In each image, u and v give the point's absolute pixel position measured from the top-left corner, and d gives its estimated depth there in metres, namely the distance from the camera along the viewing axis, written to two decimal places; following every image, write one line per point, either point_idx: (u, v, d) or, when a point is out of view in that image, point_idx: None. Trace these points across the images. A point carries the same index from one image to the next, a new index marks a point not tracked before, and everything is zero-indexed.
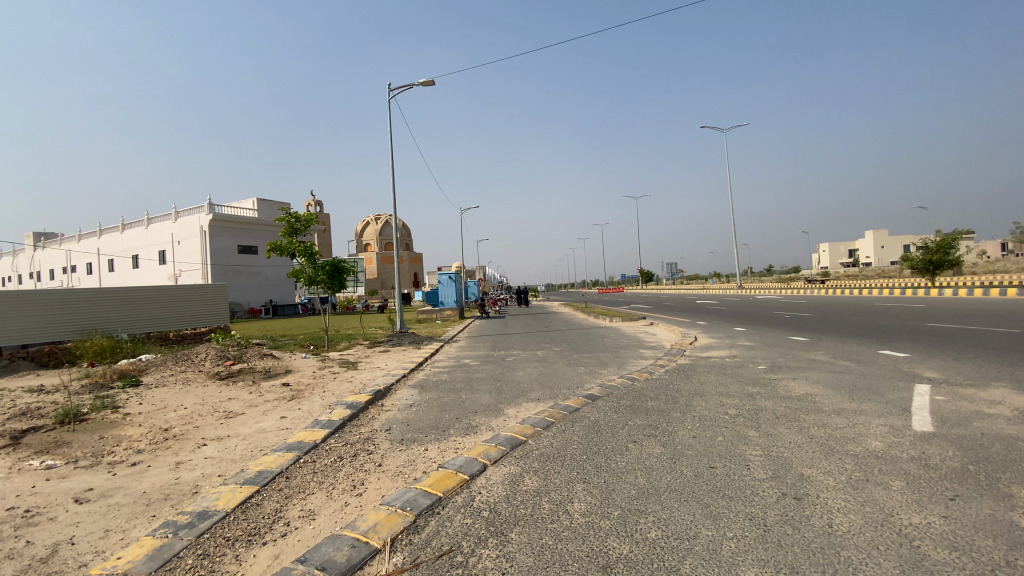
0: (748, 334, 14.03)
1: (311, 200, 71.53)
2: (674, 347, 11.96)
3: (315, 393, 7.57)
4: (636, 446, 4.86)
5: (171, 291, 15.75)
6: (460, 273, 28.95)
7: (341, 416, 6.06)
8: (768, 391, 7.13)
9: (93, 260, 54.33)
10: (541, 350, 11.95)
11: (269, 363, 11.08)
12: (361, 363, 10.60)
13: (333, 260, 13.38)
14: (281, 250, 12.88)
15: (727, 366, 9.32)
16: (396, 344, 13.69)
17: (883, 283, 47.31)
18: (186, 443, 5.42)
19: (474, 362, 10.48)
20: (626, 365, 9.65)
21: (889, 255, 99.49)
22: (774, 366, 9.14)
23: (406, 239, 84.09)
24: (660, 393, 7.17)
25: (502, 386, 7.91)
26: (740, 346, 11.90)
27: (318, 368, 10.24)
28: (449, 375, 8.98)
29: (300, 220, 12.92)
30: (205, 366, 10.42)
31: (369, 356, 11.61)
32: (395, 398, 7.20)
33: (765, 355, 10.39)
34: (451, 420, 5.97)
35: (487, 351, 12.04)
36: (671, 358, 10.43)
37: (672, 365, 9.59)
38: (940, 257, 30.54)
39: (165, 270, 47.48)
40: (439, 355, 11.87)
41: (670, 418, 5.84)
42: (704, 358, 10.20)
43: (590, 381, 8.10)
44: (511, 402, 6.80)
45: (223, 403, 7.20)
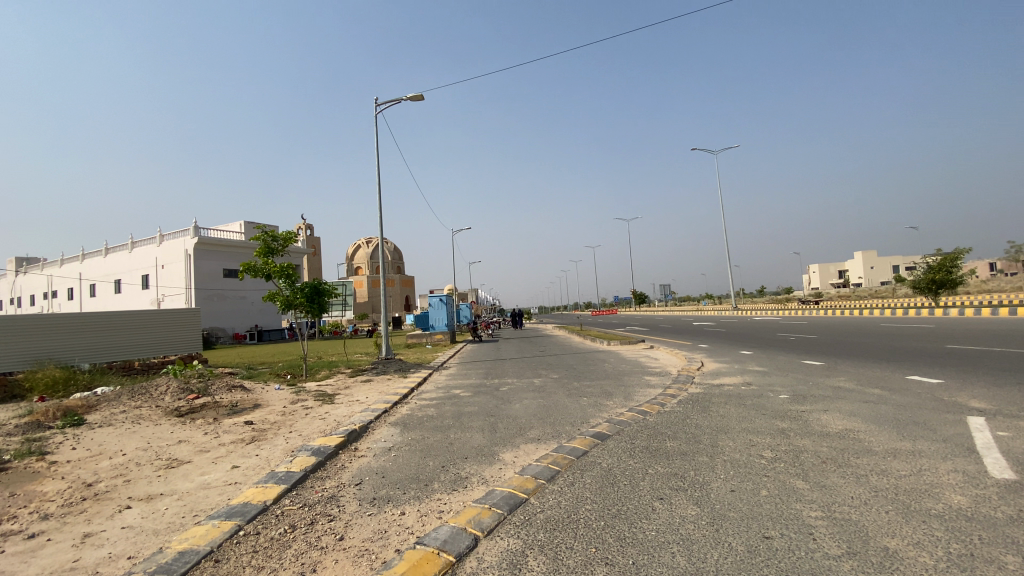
0: (758, 358, 13.14)
1: (301, 224, 70.80)
2: (682, 373, 11.09)
3: (280, 435, 6.53)
4: (664, 507, 3.90)
5: (139, 317, 14.62)
6: (451, 295, 28.01)
7: (302, 467, 5.04)
8: (802, 428, 6.19)
9: (75, 285, 52.78)
10: (539, 378, 10.95)
11: (238, 396, 9.97)
12: (339, 395, 9.58)
13: (313, 282, 12.47)
14: (255, 271, 11.90)
15: (746, 395, 8.44)
16: (381, 372, 12.61)
17: (880, 304, 47.03)
18: (106, 505, 4.33)
19: (465, 393, 9.46)
20: (634, 394, 8.72)
21: (880, 275, 100.09)
22: (799, 396, 8.23)
23: (398, 262, 83.08)
24: (677, 430, 6.24)
25: (496, 423, 6.93)
26: (753, 372, 10.99)
27: (290, 402, 9.15)
28: (437, 410, 7.99)
29: (278, 239, 12.03)
30: (164, 401, 9.28)
31: (349, 387, 10.54)
32: (371, 441, 6.18)
33: (783, 382, 9.48)
34: (435, 470, 4.97)
35: (479, 380, 11.04)
36: (681, 386, 9.52)
37: (685, 395, 8.63)
38: (943, 276, 30.09)
39: (148, 295, 46.09)
40: (427, 385, 10.84)
41: (698, 464, 4.90)
42: (718, 388, 9.25)
43: (596, 416, 7.12)
44: (507, 445, 5.80)
45: (170, 448, 6.11)
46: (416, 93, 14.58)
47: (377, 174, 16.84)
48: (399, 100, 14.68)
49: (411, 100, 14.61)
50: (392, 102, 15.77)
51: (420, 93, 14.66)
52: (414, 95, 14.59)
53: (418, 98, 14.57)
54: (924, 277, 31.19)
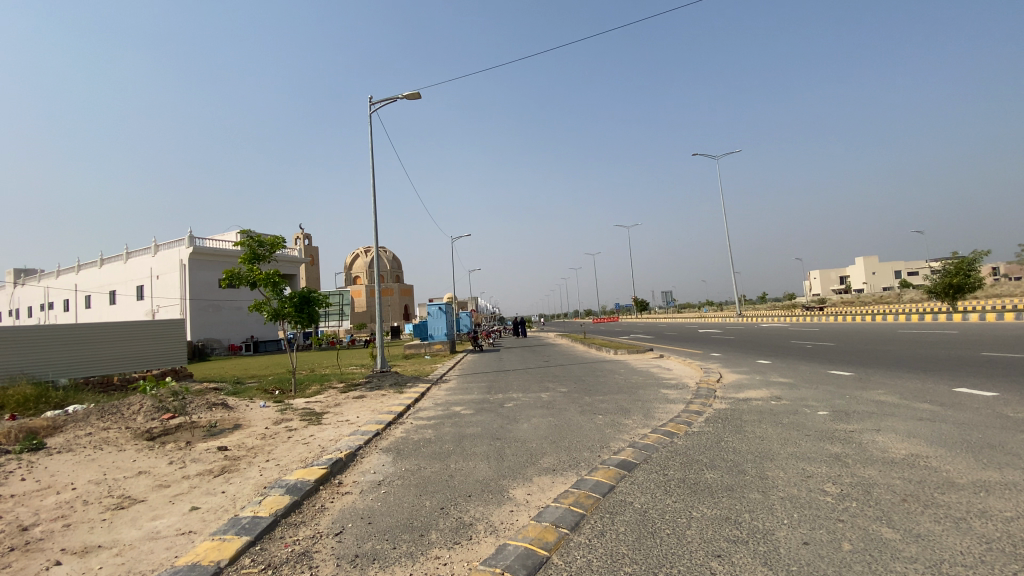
0: (780, 369, 12.28)
1: (300, 233, 70.16)
2: (702, 385, 10.23)
3: (254, 466, 5.68)
4: (725, 569, 3.06)
5: (119, 328, 13.73)
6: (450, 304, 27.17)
7: (273, 509, 4.17)
8: (859, 454, 5.32)
9: (70, 297, 51.93)
10: (546, 393, 10.06)
11: (218, 416, 9.10)
12: (328, 414, 8.72)
13: (302, 291, 11.67)
14: (239, 279, 11.05)
15: (779, 412, 7.58)
16: (375, 387, 11.73)
17: (888, 309, 46.23)
18: (33, 559, 3.44)
19: (467, 411, 8.59)
20: (654, 412, 7.86)
21: (883, 280, 99.45)
22: (840, 412, 7.35)
23: (396, 271, 82.28)
24: (712, 456, 5.40)
25: (502, 448, 6.07)
26: (779, 384, 10.12)
27: (273, 423, 8.28)
28: (435, 432, 7.13)
29: (264, 244, 11.22)
30: (134, 423, 8.43)
31: (340, 404, 9.68)
32: (359, 472, 5.32)
33: (816, 397, 8.60)
34: (432, 513, 4.12)
35: (481, 395, 10.17)
36: (704, 401, 8.66)
37: (710, 412, 7.77)
38: (960, 280, 29.33)
39: (143, 306, 45.26)
40: (425, 401, 9.97)
41: (752, 507, 4.06)
42: (745, 403, 8.39)
43: (616, 440, 6.26)
44: (517, 478, 4.95)
45: (125, 483, 5.23)
46: (413, 91, 13.83)
47: (372, 178, 16.06)
48: (395, 99, 13.93)
49: (408, 99, 13.86)
50: (387, 101, 15.01)
51: (417, 91, 13.92)
52: (411, 93, 13.85)
53: (415, 96, 13.81)
54: (940, 281, 30.41)
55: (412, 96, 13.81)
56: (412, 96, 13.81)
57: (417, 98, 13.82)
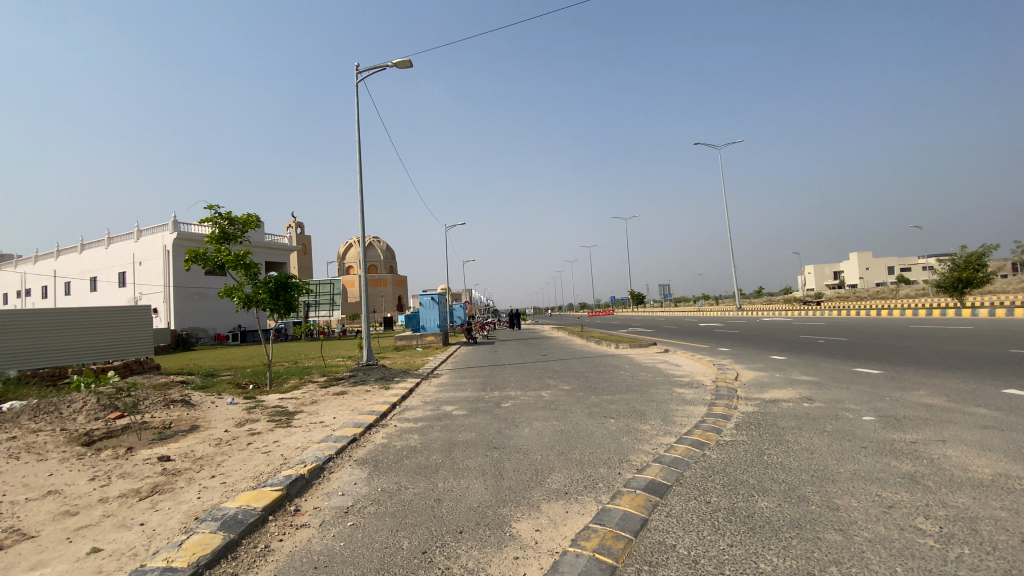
0: (799, 365, 11.32)
1: (292, 222, 68.75)
2: (719, 384, 9.24)
3: (195, 486, 4.62)
4: None
5: (74, 315, 12.38)
6: (443, 294, 26.11)
7: (199, 552, 3.14)
8: (940, 471, 4.34)
9: (51, 284, 50.26)
10: (547, 391, 9.01)
11: (175, 415, 8.03)
12: (300, 414, 7.67)
13: (280, 275, 10.58)
14: (205, 261, 9.86)
15: (819, 419, 6.57)
16: (358, 382, 10.65)
17: (889, 304, 45.61)
18: None
19: (459, 412, 7.53)
20: (673, 416, 6.87)
21: (878, 276, 99.25)
22: (889, 420, 6.37)
23: (390, 260, 81.00)
24: (760, 478, 4.37)
25: (501, 462, 5.04)
26: (804, 383, 9.14)
27: (234, 424, 7.20)
28: (422, 439, 6.09)
29: (235, 223, 10.02)
30: (75, 424, 7.35)
31: (316, 402, 8.62)
32: (323, 494, 4.29)
33: (854, 399, 7.61)
34: (411, 561, 3.08)
35: (475, 393, 9.12)
36: (727, 403, 7.67)
37: (739, 418, 6.75)
38: (970, 274, 28.55)
39: (125, 293, 43.81)
40: (412, 399, 8.92)
41: (835, 559, 2.98)
42: (774, 406, 7.41)
43: (637, 453, 5.26)
44: (520, 506, 3.92)
45: (23, 509, 4.20)
46: (404, 58, 12.67)
47: (360, 156, 14.87)
48: (385, 67, 12.76)
49: (399, 67, 12.70)
50: (376, 69, 13.72)
51: (409, 59, 12.77)
52: (402, 60, 12.68)
53: (407, 64, 12.66)
54: (950, 276, 29.66)
55: (403, 64, 12.65)
56: (403, 64, 12.65)
57: (408, 65, 12.66)
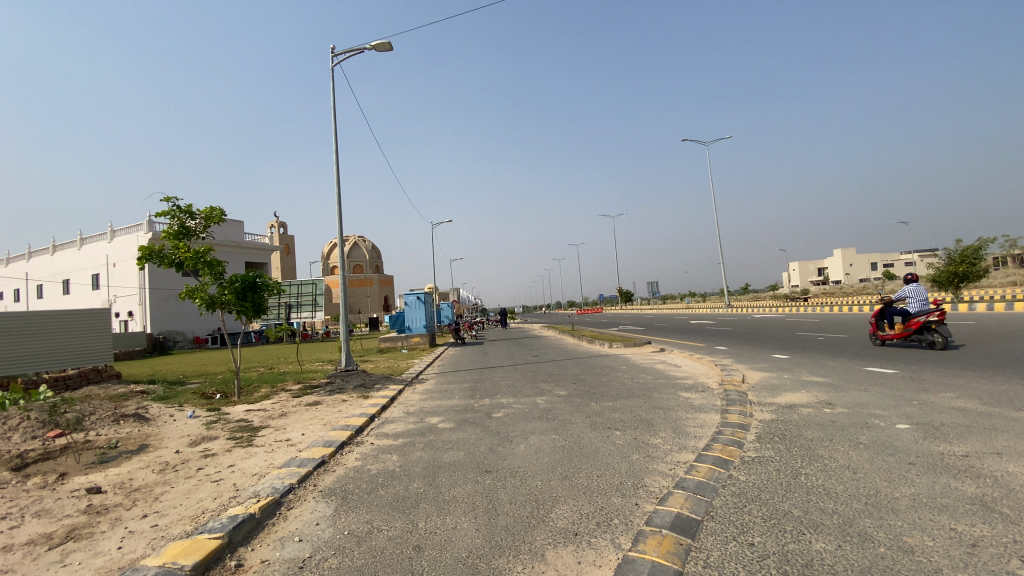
0: (807, 365, 10.75)
1: (276, 222, 67.35)
2: (727, 387, 8.56)
3: (119, 529, 3.74)
4: None
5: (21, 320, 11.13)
6: (429, 293, 25.22)
7: None
8: (1015, 495, 3.81)
9: (21, 287, 48.22)
10: (542, 398, 8.25)
11: (124, 432, 7.01)
12: (266, 430, 6.78)
13: (247, 275, 9.71)
14: (160, 259, 8.85)
15: (848, 428, 5.92)
16: (336, 391, 9.74)
17: (878, 299, 45.77)
18: None
19: (446, 425, 6.74)
20: (685, 426, 6.15)
21: (863, 271, 100.40)
22: (925, 429, 5.76)
23: (376, 260, 79.73)
24: (808, 510, 3.70)
25: (493, 490, 4.25)
26: (817, 386, 8.55)
27: (187, 444, 6.25)
28: (401, 460, 5.26)
29: (196, 217, 9.09)
30: (4, 445, 6.36)
31: (286, 415, 7.73)
32: (275, 542, 3.46)
33: (879, 404, 7.02)
34: None
35: (463, 401, 8.32)
36: (741, 409, 7.00)
37: (759, 428, 6.04)
38: (965, 268, 28.49)
39: (100, 296, 42.10)
40: (393, 409, 8.08)
41: None
42: (794, 414, 6.74)
43: (652, 474, 4.53)
44: (519, 555, 3.15)
45: None
46: (384, 41, 11.81)
47: (337, 145, 13.90)
48: (362, 50, 11.87)
49: (378, 50, 11.83)
50: (352, 52, 12.75)
51: (389, 42, 11.91)
52: (381, 43, 11.81)
53: (386, 47, 11.80)
54: (945, 271, 29.65)
55: (382, 47, 11.78)
56: (383, 47, 11.79)
57: (387, 49, 11.81)
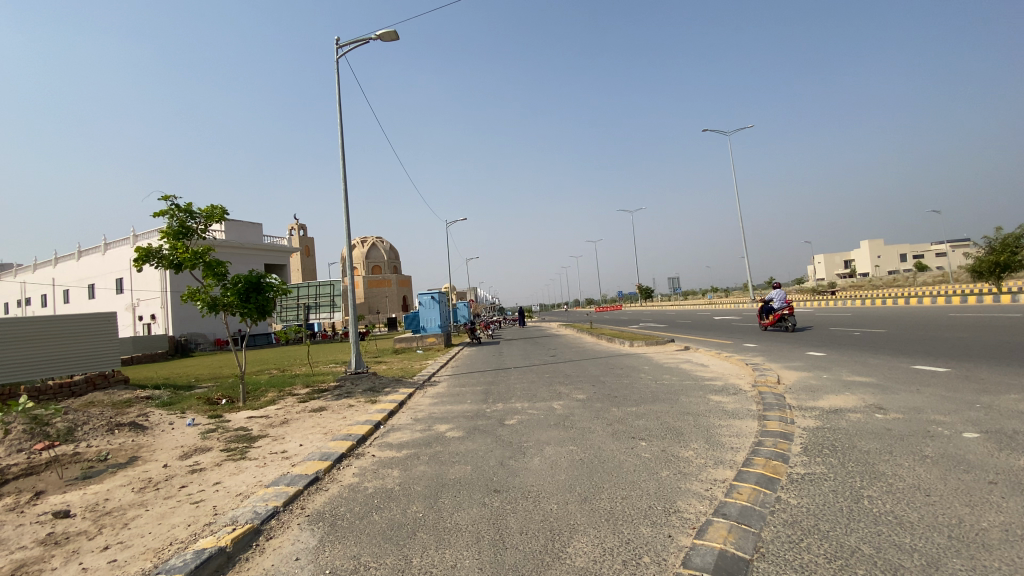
0: (846, 364, 9.94)
1: (294, 224, 67.91)
2: (761, 390, 7.86)
3: (72, 566, 3.28)
4: None
5: (23, 326, 10.82)
6: (444, 292, 24.80)
7: None
8: None
9: (49, 292, 49.38)
10: (560, 402, 7.68)
11: (117, 443, 6.65)
12: (262, 441, 6.32)
13: (250, 276, 9.31)
14: (158, 260, 8.51)
15: (907, 438, 5.20)
16: (343, 395, 9.30)
17: (912, 291, 43.80)
18: None
19: (454, 434, 6.20)
20: (719, 436, 5.52)
21: (893, 263, 97.07)
22: (1000, 438, 5.01)
23: (394, 260, 79.97)
24: (880, 547, 3.05)
25: (502, 516, 3.70)
26: (862, 387, 7.79)
27: (176, 457, 5.82)
28: (401, 477, 4.73)
29: (196, 216, 8.74)
30: None
31: (287, 423, 7.28)
32: None
33: (936, 408, 6.28)
34: None
35: (475, 407, 7.78)
36: (780, 415, 6.32)
37: (804, 438, 5.36)
38: (1008, 257, 26.87)
39: (124, 300, 42.85)
40: (401, 416, 7.58)
41: None
42: (841, 420, 6.04)
43: (686, 497, 3.92)
44: None
45: None
46: (389, 30, 11.34)
47: (342, 144, 13.19)
48: (367, 41, 11.42)
49: (384, 40, 11.35)
50: (357, 44, 12.30)
51: (394, 31, 11.44)
52: (386, 32, 11.34)
53: (392, 37, 11.34)
54: (987, 260, 28.07)
55: (387, 35, 11.31)
56: (388, 37, 11.31)
57: (392, 38, 11.32)
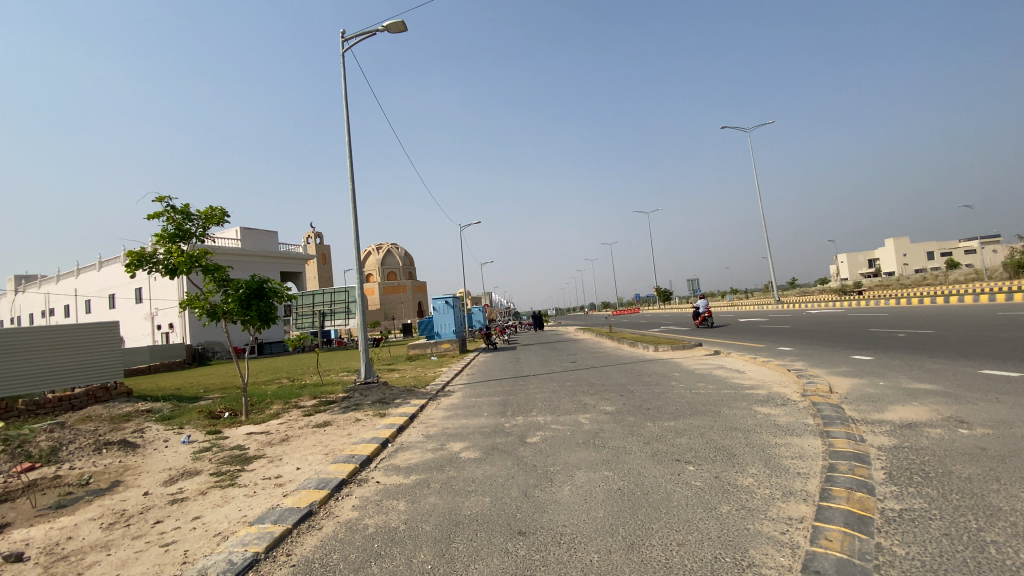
0: (902, 369, 8.99)
1: (311, 232, 68.21)
2: (813, 400, 7.00)
3: None
4: None
5: (23, 336, 10.42)
6: (458, 296, 24.20)
7: None
8: None
9: (71, 303, 50.01)
10: (587, 416, 6.90)
11: (102, 464, 6.06)
12: (257, 463, 5.66)
13: (253, 280, 8.73)
14: (154, 265, 8.00)
15: (1012, 462, 4.33)
16: (350, 408, 8.64)
17: (946, 290, 41.94)
18: None
19: (470, 454, 5.48)
20: (778, 458, 4.71)
21: (920, 260, 94.13)
22: None
23: (409, 266, 79.86)
24: None
25: (531, 569, 2.95)
26: (930, 396, 6.88)
27: (159, 483, 5.17)
28: (407, 512, 4.00)
29: (194, 218, 8.21)
30: None
31: (287, 441, 6.62)
32: None
33: None
34: None
35: (492, 421, 7.05)
36: (844, 431, 5.48)
37: (885, 462, 4.52)
38: None
39: (143, 309, 43.15)
40: (411, 432, 6.88)
41: None
42: (922, 438, 5.17)
43: (760, 543, 3.15)
44: None
45: None
46: (397, 21, 10.74)
47: (350, 145, 12.16)
48: (374, 33, 10.82)
49: (391, 31, 10.76)
50: (363, 37, 11.73)
51: (402, 22, 10.84)
52: (393, 22, 10.75)
53: (400, 27, 10.74)
54: None
55: (395, 26, 10.71)
56: (394, 28, 10.71)
57: (400, 29, 10.75)
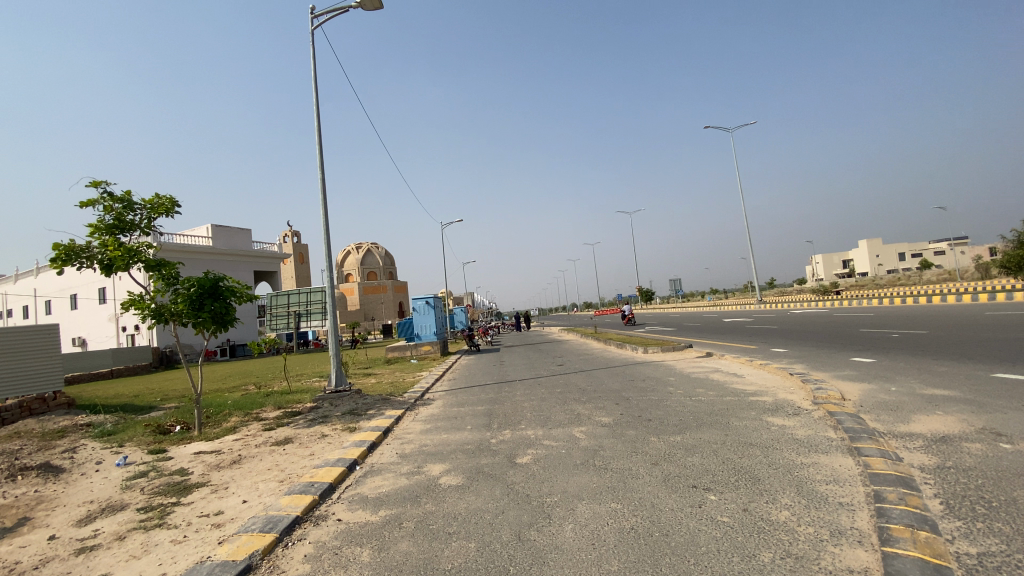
0: (909, 373, 8.49)
1: (288, 231, 66.41)
2: (827, 408, 6.39)
3: None
4: None
5: None
6: (439, 296, 23.38)
7: None
8: None
9: (30, 303, 47.54)
10: (582, 429, 6.17)
11: (13, 495, 5.09)
12: (198, 494, 4.76)
13: (205, 279, 7.77)
14: (89, 258, 7.03)
15: None
16: (317, 421, 7.74)
17: (923, 289, 42.48)
18: None
19: (451, 480, 4.69)
20: (808, 482, 4.06)
21: (893, 260, 96.32)
22: None
23: (390, 267, 78.55)
24: None
25: None
26: (951, 404, 6.34)
27: (72, 523, 4.25)
28: (370, 563, 3.19)
29: (137, 207, 7.26)
30: None
31: (238, 464, 5.72)
32: None
33: None
34: None
35: (476, 436, 6.26)
36: (873, 446, 4.86)
37: (935, 487, 3.89)
38: None
39: (107, 309, 41.15)
40: (383, 450, 6.04)
41: None
42: (964, 454, 4.56)
43: None
44: None
45: None
46: None
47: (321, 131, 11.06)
48: (347, 9, 9.94)
49: (365, 8, 9.90)
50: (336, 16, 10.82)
51: None
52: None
53: (375, 4, 9.88)
54: (1016, 253, 26.93)
55: (370, 2, 9.86)
56: (369, 5, 9.85)
57: (375, 6, 9.89)
